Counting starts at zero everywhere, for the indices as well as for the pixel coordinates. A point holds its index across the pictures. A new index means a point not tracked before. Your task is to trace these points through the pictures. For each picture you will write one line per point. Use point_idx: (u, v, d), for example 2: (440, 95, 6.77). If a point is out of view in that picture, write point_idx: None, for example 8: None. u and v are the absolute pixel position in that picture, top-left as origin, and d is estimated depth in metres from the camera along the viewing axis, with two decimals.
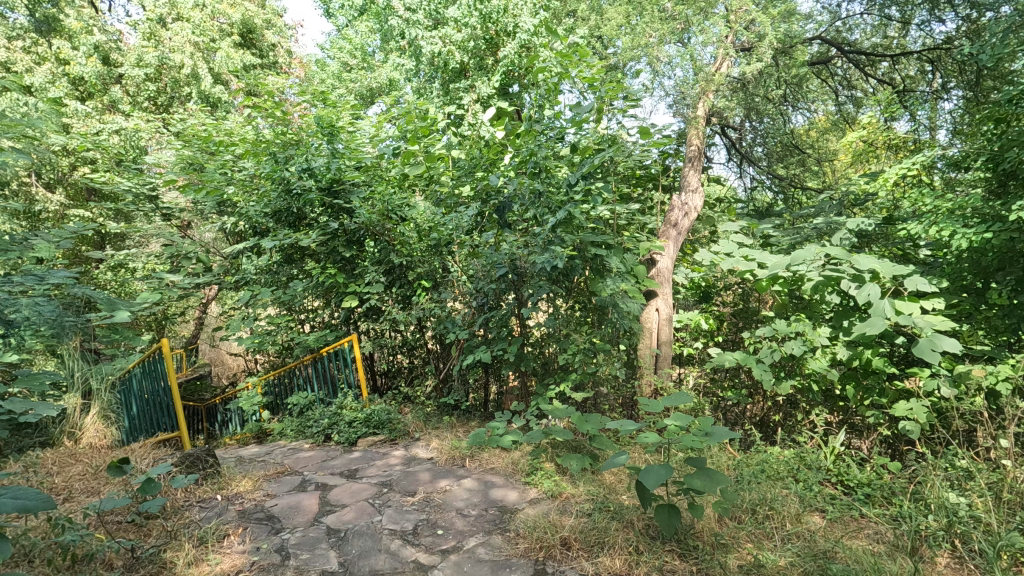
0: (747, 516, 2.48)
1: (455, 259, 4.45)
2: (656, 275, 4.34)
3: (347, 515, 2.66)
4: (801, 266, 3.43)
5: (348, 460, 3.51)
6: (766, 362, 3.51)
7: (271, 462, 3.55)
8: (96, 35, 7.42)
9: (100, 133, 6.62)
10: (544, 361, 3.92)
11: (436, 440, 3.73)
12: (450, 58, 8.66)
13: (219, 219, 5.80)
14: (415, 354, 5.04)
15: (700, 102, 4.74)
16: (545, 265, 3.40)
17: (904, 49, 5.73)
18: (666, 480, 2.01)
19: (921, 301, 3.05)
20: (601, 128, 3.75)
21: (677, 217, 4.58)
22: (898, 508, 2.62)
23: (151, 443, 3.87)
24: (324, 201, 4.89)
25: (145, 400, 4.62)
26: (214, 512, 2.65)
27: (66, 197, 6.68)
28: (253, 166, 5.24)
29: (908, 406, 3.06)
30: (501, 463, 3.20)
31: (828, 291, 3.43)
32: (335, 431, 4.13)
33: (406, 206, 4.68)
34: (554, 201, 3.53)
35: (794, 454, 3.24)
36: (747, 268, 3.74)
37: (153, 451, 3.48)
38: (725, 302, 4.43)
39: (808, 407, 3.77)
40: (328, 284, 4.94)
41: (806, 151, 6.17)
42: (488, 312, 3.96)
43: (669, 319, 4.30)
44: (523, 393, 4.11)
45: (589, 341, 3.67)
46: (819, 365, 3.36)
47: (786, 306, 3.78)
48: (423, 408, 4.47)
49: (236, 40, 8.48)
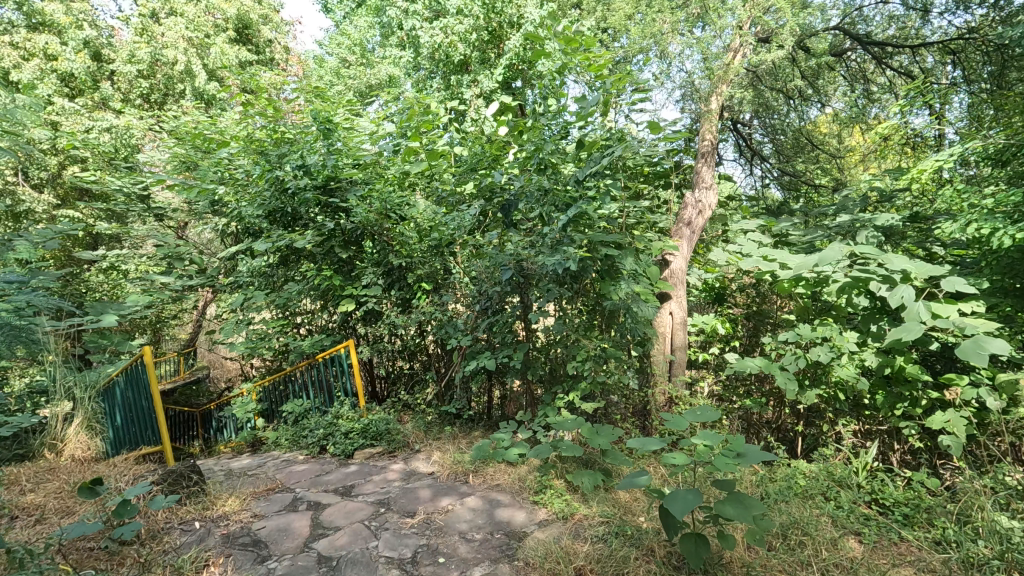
0: (778, 542, 2.27)
1: (456, 260, 4.26)
2: (669, 277, 4.12)
3: (341, 540, 2.45)
4: (827, 267, 3.22)
5: (344, 475, 3.30)
6: (791, 370, 3.25)
7: (263, 477, 3.34)
8: (87, 31, 7.26)
9: (90, 130, 6.43)
10: (552, 367, 3.70)
11: (437, 452, 3.51)
12: (452, 50, 8.41)
13: (213, 219, 5.60)
14: (415, 359, 4.81)
15: (715, 95, 4.52)
16: (556, 267, 3.17)
17: (921, 39, 5.53)
18: (695, 508, 1.78)
19: (959, 304, 2.83)
20: (610, 123, 3.51)
21: (691, 215, 4.36)
22: (942, 532, 2.40)
23: (135, 457, 3.66)
24: (320, 200, 4.70)
25: (130, 410, 4.33)
26: (196, 536, 2.46)
27: (57, 197, 6.51)
28: (246, 164, 5.03)
29: (946, 417, 2.87)
30: (508, 479, 2.99)
31: (856, 292, 3.21)
32: (331, 442, 3.91)
33: (406, 205, 4.47)
34: (561, 198, 3.32)
35: (822, 469, 3.02)
36: (767, 270, 3.51)
37: (135, 467, 3.27)
38: (738, 304, 4.28)
39: (834, 418, 3.55)
40: (325, 287, 4.71)
41: (820, 146, 5.97)
42: (492, 316, 3.77)
43: (684, 323, 4.07)
44: (529, 401, 3.89)
45: (600, 347, 3.44)
46: (847, 373, 3.14)
47: (808, 309, 3.58)
48: (424, 416, 4.25)
49: (230, 35, 8.31)
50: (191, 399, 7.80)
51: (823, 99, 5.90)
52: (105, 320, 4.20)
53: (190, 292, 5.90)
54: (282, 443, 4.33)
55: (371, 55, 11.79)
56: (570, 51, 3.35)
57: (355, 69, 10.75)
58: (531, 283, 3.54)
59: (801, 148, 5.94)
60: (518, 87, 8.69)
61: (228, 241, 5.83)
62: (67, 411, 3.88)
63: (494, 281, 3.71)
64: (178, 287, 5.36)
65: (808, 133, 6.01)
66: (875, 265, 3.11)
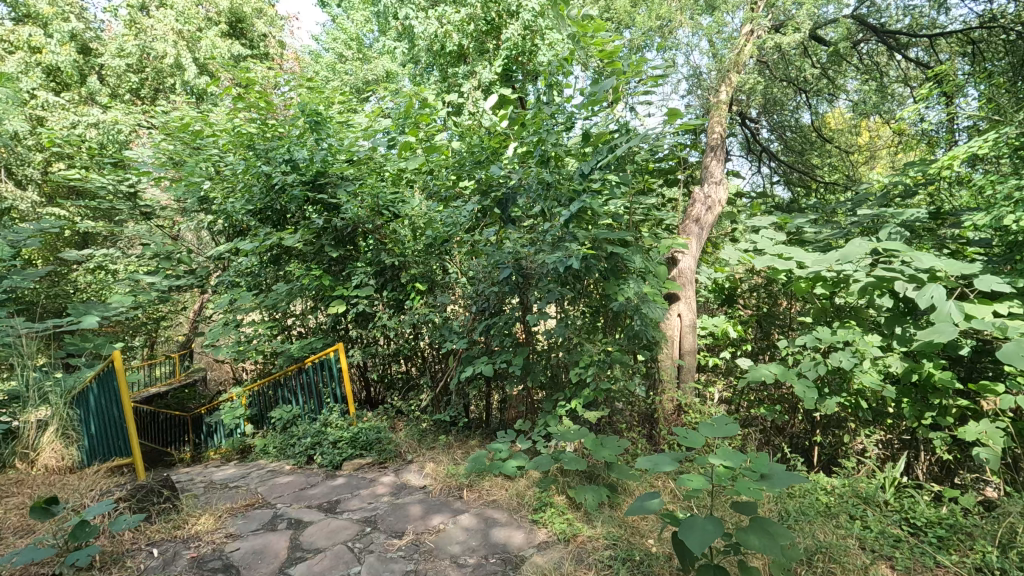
0: (804, 569, 2.05)
1: (453, 259, 4.03)
2: (678, 276, 3.88)
3: (321, 564, 2.23)
4: (848, 265, 3.02)
5: (330, 489, 3.08)
6: (811, 378, 3.01)
7: (242, 491, 3.12)
8: (73, 23, 7.10)
9: (76, 125, 6.25)
10: (553, 373, 3.47)
11: (430, 464, 3.28)
12: (448, 40, 8.24)
13: (201, 217, 5.39)
14: (410, 363, 4.58)
15: (724, 84, 4.35)
16: (556, 265, 2.96)
17: (937, 28, 5.26)
18: (715, 540, 1.56)
19: (996, 304, 2.60)
20: (618, 114, 3.28)
21: (699, 211, 4.13)
22: (984, 557, 2.17)
23: (108, 469, 3.43)
24: (309, 196, 4.48)
25: (103, 418, 4.00)
26: (163, 560, 2.24)
27: (42, 195, 6.33)
28: (235, 160, 4.84)
29: (980, 428, 2.63)
30: (505, 493, 2.77)
31: (878, 293, 3.01)
32: (318, 452, 3.69)
33: (400, 201, 4.27)
34: (565, 192, 3.10)
35: (846, 486, 2.79)
36: (783, 269, 3.29)
37: (105, 480, 3.05)
38: (748, 305, 4.06)
39: (856, 427, 3.31)
40: (315, 288, 4.47)
41: (829, 142, 5.76)
42: (490, 318, 3.55)
43: (693, 325, 3.83)
44: (529, 408, 3.65)
45: (604, 351, 3.22)
46: (871, 380, 2.92)
47: (826, 310, 3.36)
48: (419, 423, 4.03)
49: (222, 29, 8.13)
50: (183, 403, 7.62)
51: (826, 97, 5.72)
52: (84, 322, 3.84)
53: (178, 293, 5.70)
54: (270, 452, 4.12)
55: (368, 50, 11.59)
56: (575, 35, 3.14)
57: (351, 63, 10.54)
58: (531, 283, 3.32)
59: (804, 149, 5.78)
60: (517, 80, 8.50)
61: (217, 240, 5.63)
62: (42, 418, 3.67)
63: (491, 281, 3.50)
64: (164, 288, 5.16)
65: (818, 129, 5.83)
66: (900, 263, 2.92)
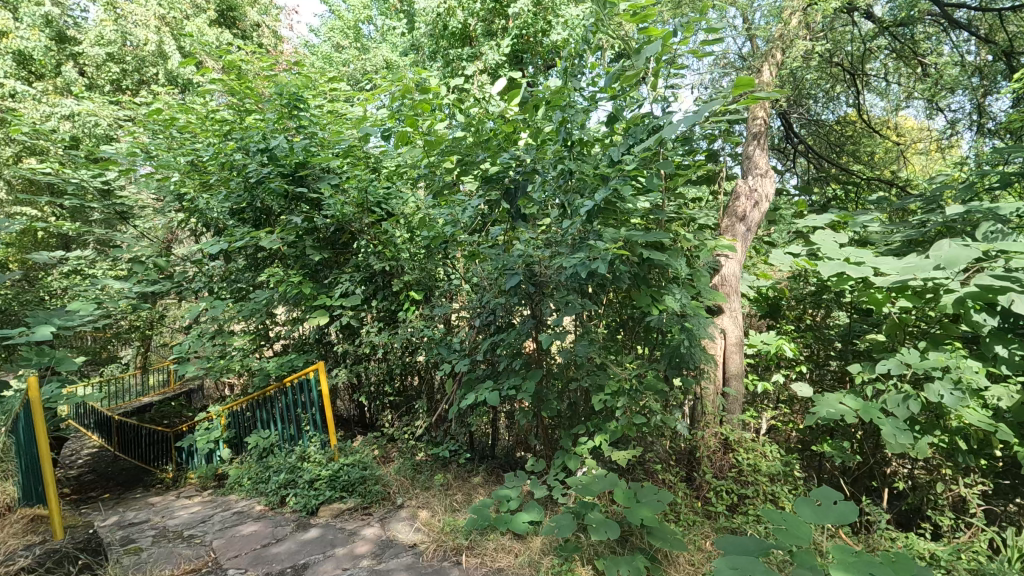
0: None
1: (455, 265, 3.47)
2: (720, 284, 3.23)
3: None
4: (939, 274, 2.42)
5: (300, 545, 2.52)
6: (899, 415, 2.40)
7: (191, 548, 2.56)
8: (47, 7, 6.81)
9: (48, 118, 5.85)
10: (571, 401, 2.89)
11: (423, 513, 2.71)
12: (450, 19, 7.74)
13: (176, 216, 4.89)
14: (405, 383, 4.02)
15: (767, 63, 3.86)
16: (577, 271, 2.39)
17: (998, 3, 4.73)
18: None
19: None
20: (658, 89, 2.66)
21: (744, 207, 3.44)
22: None
23: (25, 523, 2.71)
24: (289, 192, 3.95)
25: (26, 456, 3.13)
26: None
27: (11, 192, 5.92)
28: (205, 148, 4.28)
29: None
30: (514, 561, 2.19)
31: (977, 307, 2.41)
32: (292, 492, 3.14)
33: (393, 197, 3.79)
34: (589, 181, 2.52)
35: (954, 556, 2.17)
36: (855, 277, 2.68)
37: (8, 543, 2.37)
38: (798, 322, 3.50)
39: (949, 472, 2.70)
40: (296, 298, 3.92)
41: (864, 139, 5.31)
42: (495, 334, 2.98)
43: (739, 345, 3.16)
44: (544, 443, 3.07)
45: (635, 376, 2.64)
46: (977, 418, 2.32)
47: (902, 327, 2.78)
48: (413, 455, 3.46)
49: (211, 16, 7.73)
50: (171, 420, 7.15)
51: (857, 86, 5.21)
52: (39, 334, 2.79)
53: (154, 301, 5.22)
54: (243, 486, 3.60)
55: (365, 39, 11.23)
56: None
57: (349, 52, 10.13)
58: (545, 293, 2.74)
59: (832, 145, 5.22)
60: (522, 67, 7.99)
61: (195, 241, 5.13)
62: None
63: (498, 290, 2.92)
64: (134, 295, 4.67)
65: (854, 124, 5.39)
66: (1011, 269, 2.34)
